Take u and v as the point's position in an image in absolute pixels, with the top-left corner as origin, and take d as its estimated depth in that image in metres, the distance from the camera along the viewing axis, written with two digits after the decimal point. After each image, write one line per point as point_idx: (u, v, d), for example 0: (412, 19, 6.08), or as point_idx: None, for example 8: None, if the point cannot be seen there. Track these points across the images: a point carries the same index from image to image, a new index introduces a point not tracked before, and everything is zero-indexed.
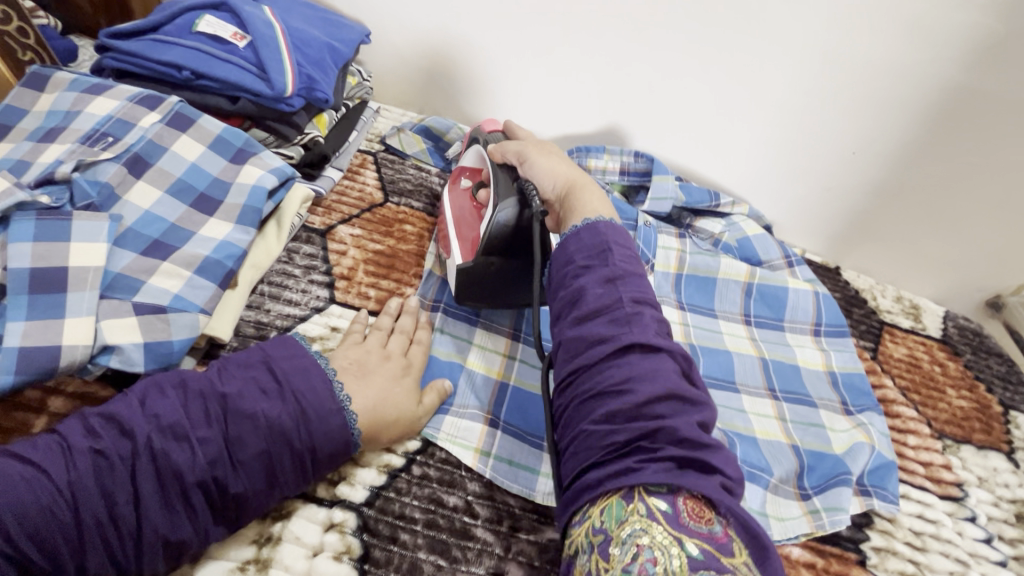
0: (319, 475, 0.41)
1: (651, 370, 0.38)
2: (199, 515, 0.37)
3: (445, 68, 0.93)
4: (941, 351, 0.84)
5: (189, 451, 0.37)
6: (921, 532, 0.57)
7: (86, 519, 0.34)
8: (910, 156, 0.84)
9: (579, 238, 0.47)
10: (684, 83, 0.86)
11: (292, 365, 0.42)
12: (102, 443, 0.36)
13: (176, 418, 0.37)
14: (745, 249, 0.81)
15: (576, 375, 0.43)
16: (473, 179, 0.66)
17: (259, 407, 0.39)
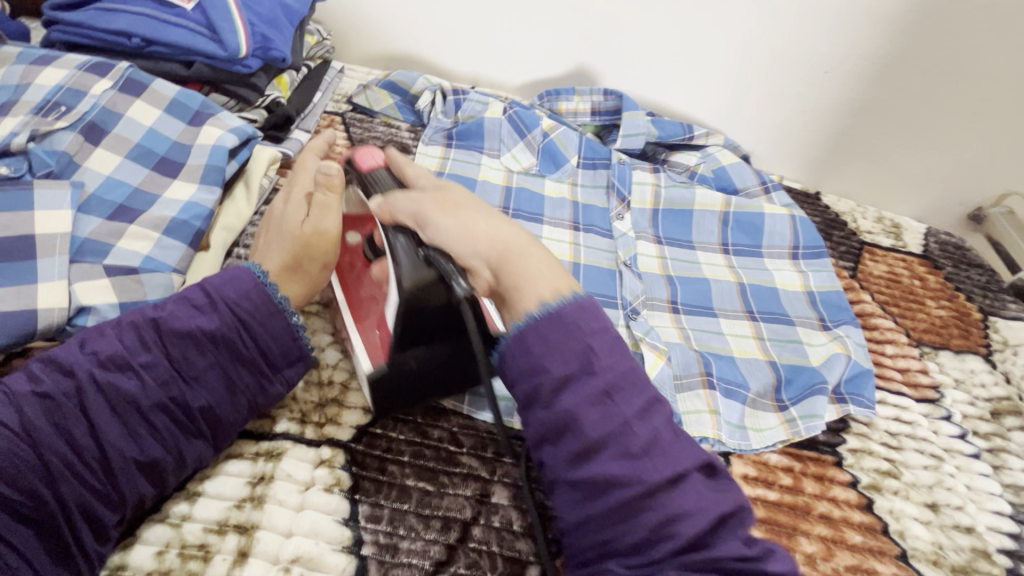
0: (279, 384, 0.44)
1: (641, 467, 0.34)
2: (167, 436, 0.39)
3: (408, 21, 0.91)
4: (921, 266, 0.85)
5: (137, 377, 0.39)
6: (898, 433, 0.59)
7: (51, 454, 0.35)
8: (884, 71, 0.83)
9: (531, 340, 0.37)
10: (651, 15, 0.84)
11: (216, 277, 0.43)
12: (44, 385, 0.37)
13: (115, 350, 0.39)
14: (721, 179, 0.81)
15: (437, 259, 0.41)
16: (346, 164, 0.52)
17: (193, 324, 0.41)
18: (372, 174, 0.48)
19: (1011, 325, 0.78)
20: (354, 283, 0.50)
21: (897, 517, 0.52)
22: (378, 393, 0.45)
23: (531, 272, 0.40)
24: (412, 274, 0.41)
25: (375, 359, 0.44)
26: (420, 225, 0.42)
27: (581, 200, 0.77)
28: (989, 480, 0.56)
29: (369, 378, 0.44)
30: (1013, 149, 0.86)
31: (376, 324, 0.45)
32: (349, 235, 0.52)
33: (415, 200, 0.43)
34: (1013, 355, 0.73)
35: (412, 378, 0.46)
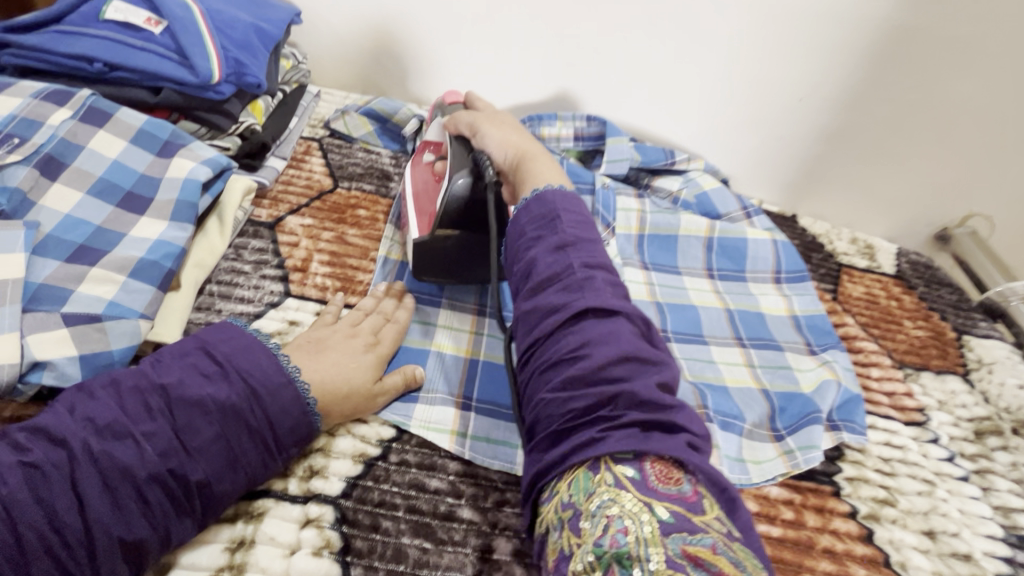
0: (284, 457, 0.41)
1: (636, 381, 0.37)
2: (158, 512, 0.35)
3: (385, 46, 0.90)
4: (896, 287, 0.87)
5: (135, 448, 0.36)
6: (890, 458, 0.59)
7: (26, 530, 0.32)
8: (854, 98, 0.85)
9: (580, 332, 0.40)
10: (630, 42, 0.85)
11: (233, 346, 0.41)
12: (31, 455, 0.34)
13: (114, 417, 0.36)
14: (703, 203, 0.82)
15: (483, 159, 0.56)
16: (435, 153, 0.66)
17: (204, 391, 0.38)
18: (454, 107, 0.70)
19: (983, 343, 0.80)
20: (427, 196, 0.61)
21: (898, 548, 0.51)
22: (423, 256, 0.57)
23: (538, 163, 0.55)
24: (461, 159, 0.58)
25: (422, 230, 0.57)
26: (474, 138, 0.59)
27: None
28: (980, 503, 0.57)
29: (415, 244, 0.57)
30: (974, 174, 0.91)
31: (427, 215, 0.58)
32: (424, 155, 0.66)
33: (473, 118, 0.61)
34: (988, 373, 0.75)
35: (450, 254, 0.57)
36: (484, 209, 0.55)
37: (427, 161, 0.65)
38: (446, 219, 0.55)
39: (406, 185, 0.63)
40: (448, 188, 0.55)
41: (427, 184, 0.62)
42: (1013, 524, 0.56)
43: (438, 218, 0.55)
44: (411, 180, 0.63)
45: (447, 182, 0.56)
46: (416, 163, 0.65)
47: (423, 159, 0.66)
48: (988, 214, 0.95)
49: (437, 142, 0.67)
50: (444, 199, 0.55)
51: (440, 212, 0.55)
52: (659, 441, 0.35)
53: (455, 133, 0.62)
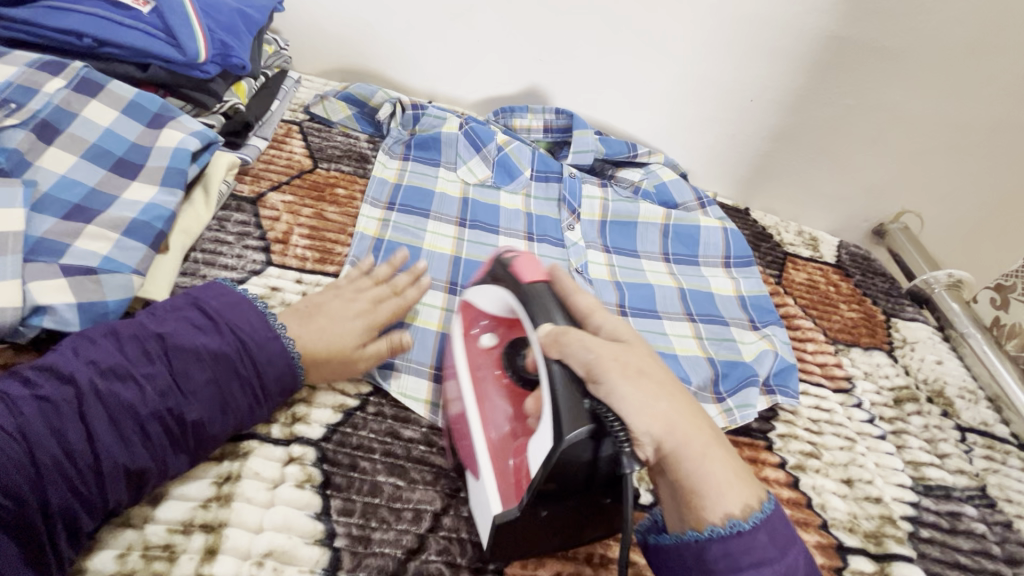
0: (270, 404, 0.45)
1: (744, 534, 0.39)
2: (158, 444, 0.39)
3: (365, 37, 0.93)
4: (835, 275, 0.95)
5: (136, 387, 0.40)
6: (818, 419, 0.66)
7: (42, 454, 0.35)
8: (798, 101, 0.93)
9: (711, 552, 0.39)
10: (597, 42, 0.91)
11: (222, 303, 0.46)
12: (43, 390, 0.37)
13: (116, 360, 0.40)
14: (662, 194, 0.88)
15: (605, 415, 0.39)
16: (500, 338, 0.51)
17: (198, 342, 0.43)
18: (536, 289, 0.47)
19: (908, 325, 0.89)
20: (490, 404, 0.47)
21: (819, 492, 0.58)
22: (498, 539, 0.42)
23: (701, 465, 0.41)
24: (573, 411, 0.39)
25: (507, 501, 0.41)
26: (591, 376, 0.41)
27: (534, 212, 0.81)
28: (894, 458, 0.64)
29: (495, 521, 0.41)
30: (904, 174, 1.00)
31: (513, 469, 0.42)
32: (481, 337, 0.52)
33: (592, 348, 0.41)
34: (910, 350, 0.83)
35: (531, 529, 0.42)
36: (609, 474, 0.40)
37: (486, 347, 0.51)
38: (548, 489, 0.39)
39: (462, 402, 0.48)
40: (555, 441, 0.38)
41: (506, 408, 0.47)
42: (921, 475, 0.64)
43: (534, 487, 0.39)
44: (464, 362, 0.50)
45: (546, 386, 0.41)
46: (468, 337, 0.52)
47: (479, 336, 0.52)
48: (917, 211, 1.04)
49: (495, 316, 0.52)
50: (552, 459, 0.38)
51: (546, 476, 0.39)
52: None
53: (549, 351, 0.42)
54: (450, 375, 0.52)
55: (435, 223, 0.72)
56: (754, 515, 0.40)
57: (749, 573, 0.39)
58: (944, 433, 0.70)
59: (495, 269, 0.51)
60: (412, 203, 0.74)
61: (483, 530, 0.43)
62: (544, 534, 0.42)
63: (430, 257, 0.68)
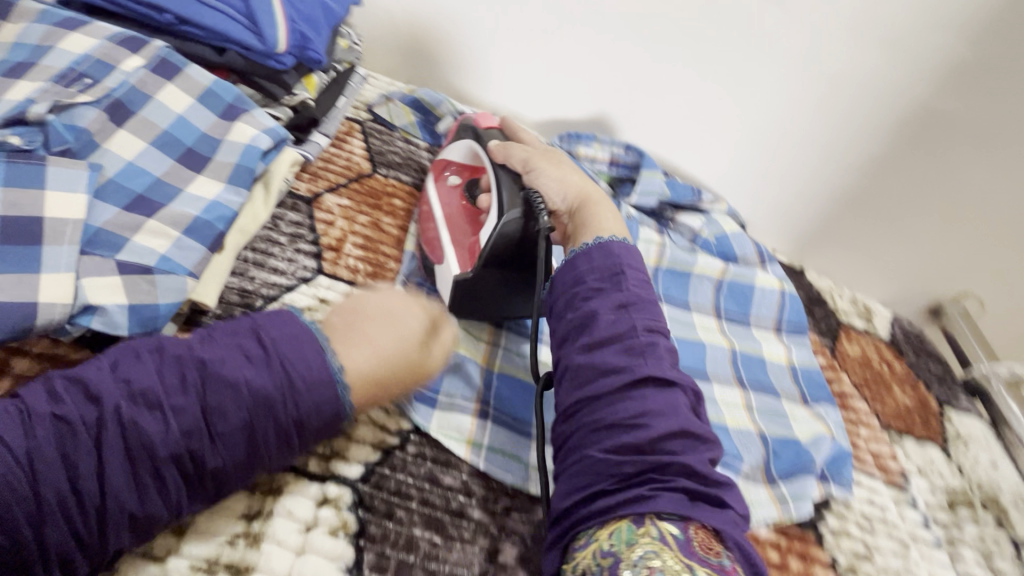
0: (303, 447, 0.41)
1: (638, 363, 0.44)
2: (173, 488, 0.36)
3: (437, 41, 0.90)
4: (889, 352, 0.91)
5: (163, 420, 0.36)
6: (870, 515, 0.62)
7: (46, 492, 0.32)
8: (876, 168, 0.89)
9: (611, 350, 0.45)
10: (676, 78, 0.87)
11: (280, 333, 0.41)
12: (63, 408, 0.34)
13: (150, 384, 0.36)
14: (722, 245, 0.84)
15: (533, 199, 0.55)
16: (462, 176, 0.66)
17: (241, 375, 0.38)
18: (489, 133, 0.63)
19: (963, 418, 0.84)
20: (459, 228, 0.59)
21: None
22: (459, 294, 0.56)
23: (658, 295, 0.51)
24: (511, 198, 0.55)
25: (464, 266, 0.55)
26: (568, 238, 0.53)
27: None
28: (948, 570, 0.60)
29: (456, 280, 0.55)
30: (974, 256, 0.95)
31: (468, 248, 0.56)
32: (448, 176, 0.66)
33: (578, 228, 0.54)
34: (965, 447, 0.79)
35: (484, 287, 0.56)
36: (531, 260, 0.55)
37: (452, 185, 0.65)
38: (492, 257, 0.54)
39: (434, 204, 0.63)
40: (498, 223, 0.53)
41: (460, 219, 0.61)
42: None
43: (486, 261, 0.54)
44: (437, 198, 0.64)
45: (495, 215, 0.54)
46: (438, 180, 0.66)
47: (447, 178, 0.66)
48: (981, 295, 1.00)
49: (461, 164, 0.66)
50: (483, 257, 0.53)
51: (492, 244, 0.53)
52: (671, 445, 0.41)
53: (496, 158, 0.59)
54: (426, 206, 0.65)
55: None
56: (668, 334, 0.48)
57: (662, 426, 0.41)
58: (1000, 547, 0.66)
59: (460, 132, 0.66)
60: None
61: (447, 295, 0.57)
62: (492, 275, 0.54)
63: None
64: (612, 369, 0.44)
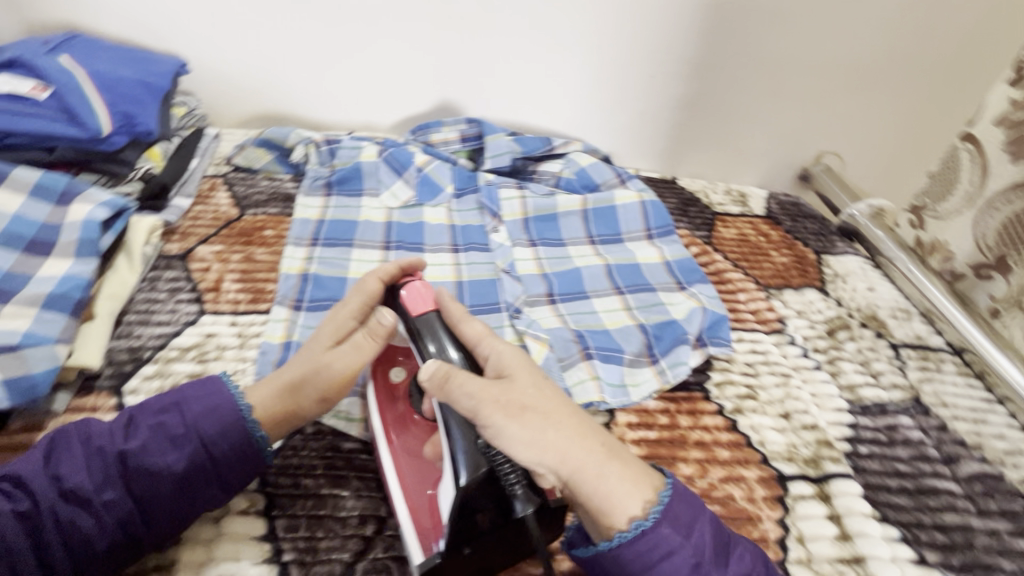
0: (232, 505, 0.46)
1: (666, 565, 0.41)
2: (116, 561, 0.41)
3: (273, 82, 0.96)
4: (765, 225, 0.99)
5: (100, 511, 0.41)
6: (753, 362, 0.69)
7: (12, 573, 0.38)
8: (698, 69, 0.97)
9: (629, 552, 0.42)
10: (496, 47, 0.93)
11: (202, 409, 0.45)
12: (17, 507, 0.40)
13: (83, 481, 0.41)
14: (583, 178, 0.91)
15: (492, 455, 0.40)
16: (404, 372, 0.50)
17: (164, 460, 0.43)
18: (427, 320, 0.46)
19: (839, 259, 0.93)
20: (419, 485, 0.46)
21: (756, 431, 0.61)
22: (430, 575, 0.43)
23: (597, 481, 0.43)
24: (470, 457, 0.40)
25: (427, 543, 0.43)
26: (477, 421, 0.41)
27: (459, 222, 0.84)
28: (829, 385, 0.68)
29: (418, 565, 0.42)
30: (815, 117, 1.04)
31: (431, 510, 0.44)
32: (393, 369, 0.52)
33: (473, 394, 0.41)
34: (842, 282, 0.87)
35: (478, 562, 0.44)
36: (499, 522, 0.42)
37: (394, 382, 0.52)
38: (460, 534, 0.41)
39: (381, 446, 0.48)
40: (454, 488, 0.40)
41: (408, 441, 0.48)
42: (857, 397, 0.67)
43: (448, 533, 0.41)
44: (374, 399, 0.51)
45: (448, 462, 0.41)
46: (378, 371, 0.52)
47: (390, 373, 0.52)
48: (835, 150, 1.09)
49: (405, 353, 0.51)
50: (456, 506, 0.40)
51: (456, 523, 0.40)
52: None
53: (451, 319, 0.46)
54: (384, 487, 0.48)
55: (359, 251, 0.75)
56: (665, 490, 0.44)
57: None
58: (877, 353, 0.74)
59: (392, 303, 0.49)
60: (335, 235, 0.77)
61: (413, 551, 0.43)
62: (465, 526, 0.41)
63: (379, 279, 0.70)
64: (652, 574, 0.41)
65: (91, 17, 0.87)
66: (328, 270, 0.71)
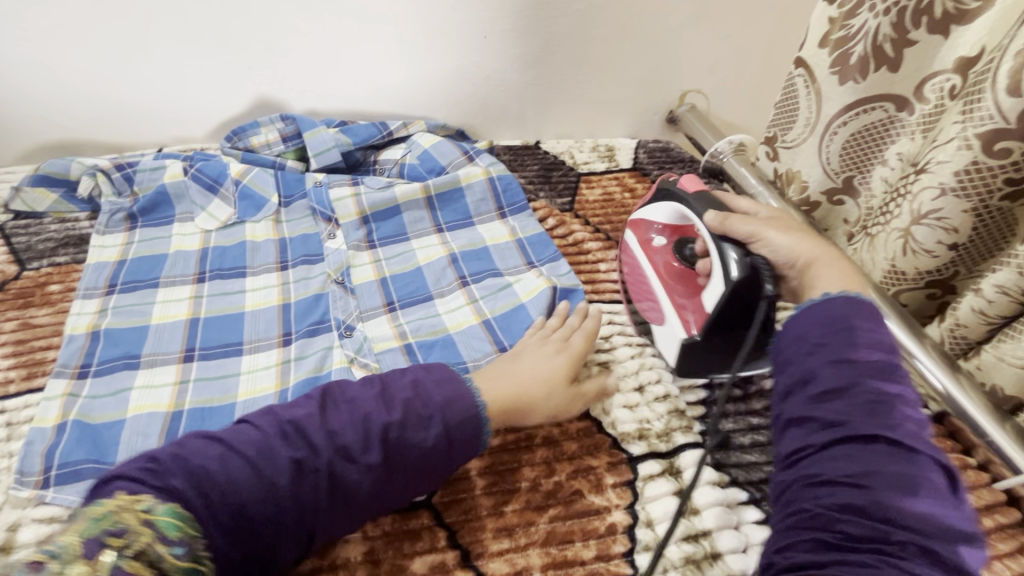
0: (384, 507, 0.45)
1: (867, 424, 0.36)
2: (281, 539, 0.41)
3: (50, 106, 0.82)
4: (631, 178, 0.96)
5: (302, 476, 0.42)
6: (609, 335, 0.66)
7: (207, 512, 0.39)
8: (533, 22, 0.89)
9: (811, 328, 0.42)
10: (301, 28, 0.82)
11: (444, 391, 0.48)
12: (253, 448, 0.42)
13: (320, 436, 0.44)
14: (427, 162, 0.84)
15: (761, 265, 0.54)
16: (668, 236, 0.67)
17: (418, 436, 0.46)
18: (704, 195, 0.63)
19: None
20: (676, 289, 0.62)
21: (606, 413, 0.58)
22: (687, 358, 0.59)
23: (829, 272, 0.50)
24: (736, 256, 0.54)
25: (688, 329, 0.59)
26: (750, 240, 0.55)
27: (290, 234, 0.75)
28: None
29: (682, 343, 0.58)
30: (669, 58, 0.99)
31: (691, 311, 0.59)
32: (653, 238, 0.68)
33: (751, 223, 0.55)
34: None
35: (718, 353, 0.58)
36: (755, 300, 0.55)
37: (659, 245, 0.67)
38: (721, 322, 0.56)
39: (655, 281, 0.64)
40: (727, 276, 0.54)
41: (680, 284, 0.63)
42: None
43: (712, 319, 0.56)
44: (646, 259, 0.67)
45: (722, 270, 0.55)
46: (644, 244, 0.68)
47: (652, 239, 0.68)
48: (698, 89, 1.05)
49: (666, 224, 0.68)
50: (727, 292, 0.54)
51: (722, 305, 0.55)
52: (868, 423, 0.36)
53: (717, 230, 0.56)
54: (642, 292, 0.67)
55: (166, 291, 0.66)
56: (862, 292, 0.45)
57: (838, 404, 0.38)
58: None
59: (664, 189, 0.67)
60: (137, 277, 0.67)
61: (674, 355, 0.60)
62: (725, 314, 0.55)
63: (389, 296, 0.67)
64: (832, 423, 0.37)
65: None
66: (124, 320, 0.62)
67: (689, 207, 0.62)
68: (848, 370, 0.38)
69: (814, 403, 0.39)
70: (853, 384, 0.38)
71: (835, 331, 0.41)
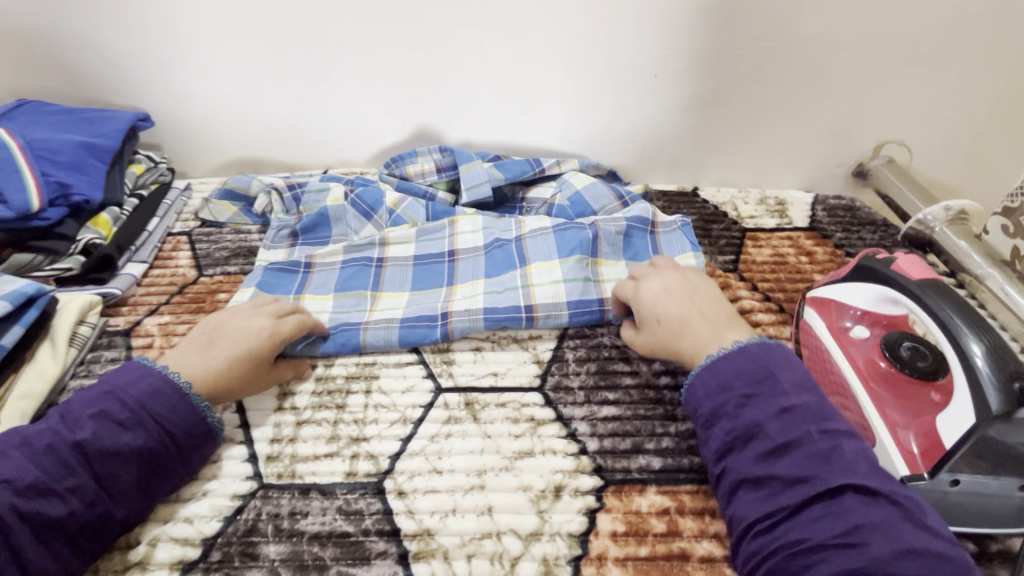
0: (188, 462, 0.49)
1: (826, 471, 0.40)
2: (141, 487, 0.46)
3: (244, 128, 0.90)
4: (808, 240, 0.82)
5: (64, 502, 0.42)
6: None
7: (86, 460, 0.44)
8: (709, 61, 0.81)
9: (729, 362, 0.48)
10: (470, 64, 0.82)
11: (141, 391, 0.48)
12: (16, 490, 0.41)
13: (37, 477, 0.42)
14: (578, 204, 0.78)
15: None
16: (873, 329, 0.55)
17: (121, 442, 0.45)
18: (933, 284, 0.49)
19: None
20: (894, 403, 0.50)
21: None
22: (915, 501, 0.45)
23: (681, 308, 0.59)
24: (998, 385, 0.41)
25: (916, 464, 0.45)
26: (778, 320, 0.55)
27: None
28: None
29: (906, 479, 0.45)
30: (869, 104, 0.85)
31: (916, 438, 0.47)
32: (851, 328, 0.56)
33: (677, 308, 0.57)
34: None
35: (955, 501, 0.44)
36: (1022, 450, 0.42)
37: (859, 338, 0.55)
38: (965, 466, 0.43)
39: (855, 382, 0.52)
40: (983, 410, 0.41)
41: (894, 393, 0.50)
42: None
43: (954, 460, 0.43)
44: (842, 354, 0.55)
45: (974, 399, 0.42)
46: (839, 332, 0.56)
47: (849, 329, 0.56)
48: (900, 140, 0.89)
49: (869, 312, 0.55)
50: (980, 432, 0.42)
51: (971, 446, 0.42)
52: (826, 470, 0.40)
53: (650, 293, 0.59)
54: (834, 393, 0.54)
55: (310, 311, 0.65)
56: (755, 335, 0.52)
57: (802, 461, 0.41)
58: None
59: (871, 267, 0.54)
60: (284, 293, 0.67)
61: None
62: (973, 457, 0.43)
63: (554, 245, 0.67)
64: (793, 481, 0.41)
65: (52, 75, 0.84)
66: (306, 292, 0.66)
67: (914, 300, 0.49)
68: (788, 422, 0.43)
69: (767, 461, 0.42)
70: (793, 438, 0.43)
71: (757, 381, 0.46)
